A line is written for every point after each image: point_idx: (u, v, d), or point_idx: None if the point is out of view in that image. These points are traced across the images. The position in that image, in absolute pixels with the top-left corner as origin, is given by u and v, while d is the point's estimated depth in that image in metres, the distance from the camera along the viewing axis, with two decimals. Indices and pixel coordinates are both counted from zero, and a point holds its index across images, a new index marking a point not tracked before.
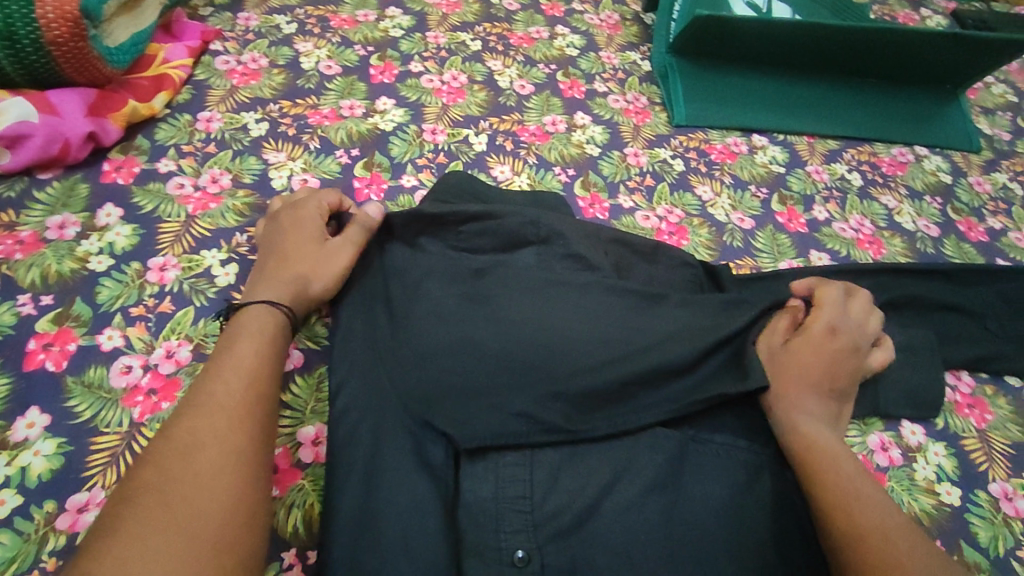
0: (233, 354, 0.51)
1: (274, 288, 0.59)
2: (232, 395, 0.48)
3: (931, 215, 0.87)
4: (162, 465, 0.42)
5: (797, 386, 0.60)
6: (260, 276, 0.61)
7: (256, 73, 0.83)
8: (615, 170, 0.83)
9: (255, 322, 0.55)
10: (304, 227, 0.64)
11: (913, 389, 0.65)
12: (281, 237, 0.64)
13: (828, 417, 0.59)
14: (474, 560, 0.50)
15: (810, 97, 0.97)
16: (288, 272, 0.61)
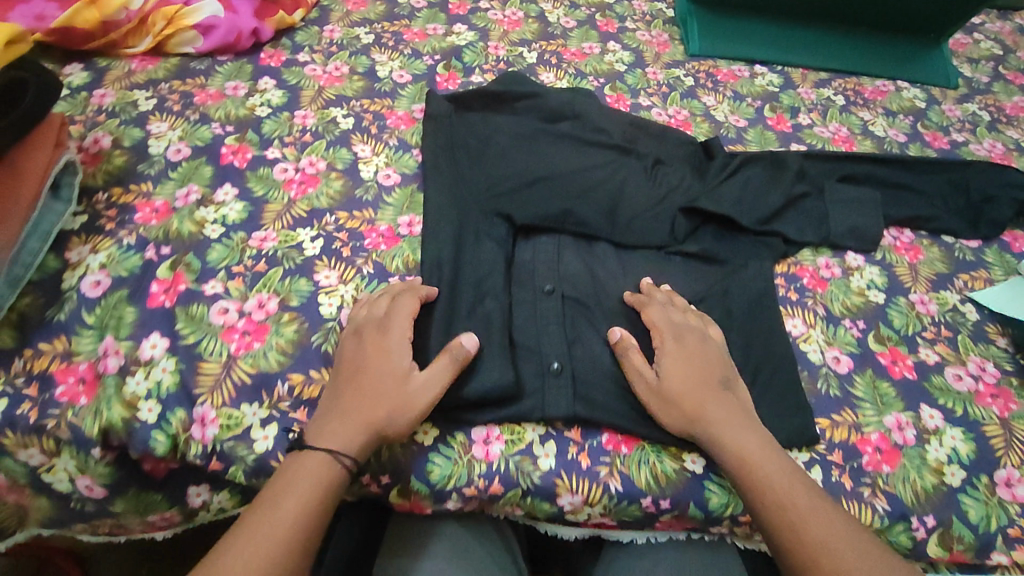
0: (311, 448, 0.56)
1: (340, 434, 0.57)
2: (312, 477, 0.55)
3: (901, 127, 1.05)
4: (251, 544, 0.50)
5: (698, 401, 0.61)
6: (330, 407, 0.59)
7: (364, 2, 1.09)
8: (638, 81, 1.05)
9: (310, 468, 0.55)
10: (390, 354, 0.61)
11: (860, 228, 0.83)
12: (363, 365, 0.60)
13: (741, 415, 0.62)
14: (518, 289, 0.72)
15: (805, 40, 1.17)
16: (364, 411, 0.58)
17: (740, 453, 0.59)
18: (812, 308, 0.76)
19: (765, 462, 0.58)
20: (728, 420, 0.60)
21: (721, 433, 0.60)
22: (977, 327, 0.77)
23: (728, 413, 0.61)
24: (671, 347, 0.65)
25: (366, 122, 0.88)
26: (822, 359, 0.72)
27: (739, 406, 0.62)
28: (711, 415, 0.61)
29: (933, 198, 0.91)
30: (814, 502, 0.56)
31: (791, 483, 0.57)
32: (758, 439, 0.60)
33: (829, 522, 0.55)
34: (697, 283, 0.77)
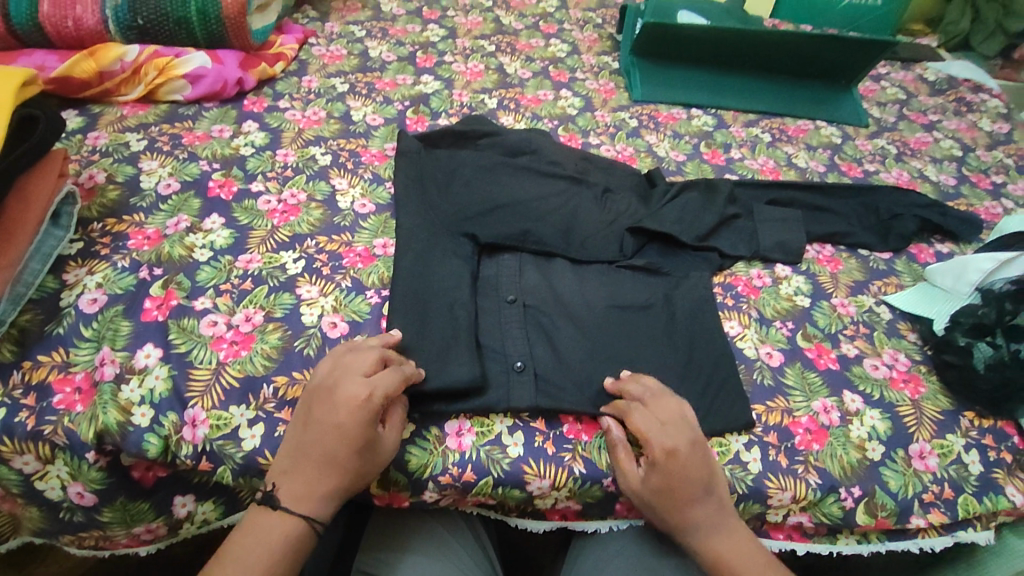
0: (274, 516, 0.60)
1: (307, 500, 0.61)
2: (275, 539, 0.60)
3: (820, 160, 1.19)
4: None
5: (684, 518, 0.64)
6: (296, 469, 0.61)
7: (340, 57, 1.20)
8: (587, 123, 1.17)
9: (279, 520, 0.60)
10: (344, 430, 0.60)
11: (785, 242, 0.94)
12: (317, 426, 0.61)
13: (721, 524, 0.65)
14: (483, 300, 0.79)
15: (734, 86, 1.32)
16: (320, 480, 0.61)
17: (713, 557, 0.64)
18: (747, 311, 0.85)
19: (734, 557, 0.64)
20: (710, 527, 0.64)
21: (700, 541, 0.64)
22: (890, 324, 0.87)
23: (710, 523, 0.64)
24: (661, 461, 0.63)
25: (342, 159, 0.98)
26: (757, 354, 0.80)
27: (720, 511, 0.65)
28: (694, 524, 0.64)
29: (849, 217, 1.03)
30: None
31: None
32: (732, 542, 0.64)
33: None
34: (645, 288, 0.84)
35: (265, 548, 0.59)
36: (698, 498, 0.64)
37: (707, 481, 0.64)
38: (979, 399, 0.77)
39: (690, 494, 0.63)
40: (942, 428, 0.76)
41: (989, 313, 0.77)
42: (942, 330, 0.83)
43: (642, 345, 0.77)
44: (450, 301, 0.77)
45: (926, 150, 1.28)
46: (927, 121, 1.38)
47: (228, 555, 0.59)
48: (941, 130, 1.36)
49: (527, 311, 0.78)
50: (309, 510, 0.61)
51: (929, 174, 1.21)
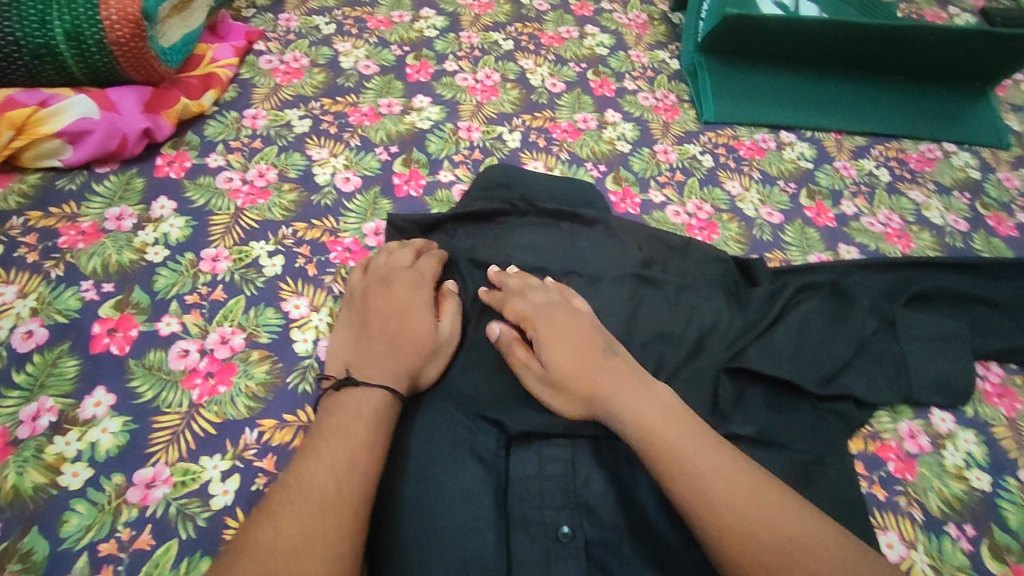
0: (352, 406, 0.51)
1: (383, 372, 0.54)
2: (357, 447, 0.47)
3: (959, 210, 0.88)
4: (290, 529, 0.41)
5: (590, 376, 0.53)
6: (360, 354, 0.56)
7: (299, 72, 0.87)
8: (646, 166, 0.84)
9: (369, 402, 0.51)
10: (406, 308, 0.59)
11: (946, 378, 0.66)
12: (375, 314, 0.58)
13: (639, 386, 0.52)
14: (520, 535, 0.52)
15: (835, 95, 0.98)
16: (403, 355, 0.55)
17: (642, 420, 0.50)
18: (907, 512, 0.59)
19: (683, 439, 0.48)
20: (618, 386, 0.52)
21: (629, 398, 0.51)
22: None
23: (621, 380, 0.53)
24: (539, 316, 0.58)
25: (300, 261, 0.66)
26: None
27: (628, 368, 0.54)
28: (605, 384, 0.53)
29: (1018, 315, 0.75)
30: (758, 505, 0.45)
31: (733, 482, 0.46)
32: (653, 399, 0.51)
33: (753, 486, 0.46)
34: None
35: (341, 457, 0.47)
36: (609, 355, 0.55)
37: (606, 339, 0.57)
38: None
39: (586, 342, 0.56)
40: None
41: None
42: None
43: None
44: (465, 554, 0.49)
45: None
46: None
47: (299, 473, 0.45)
48: None
49: (591, 557, 0.51)
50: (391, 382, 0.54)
51: None
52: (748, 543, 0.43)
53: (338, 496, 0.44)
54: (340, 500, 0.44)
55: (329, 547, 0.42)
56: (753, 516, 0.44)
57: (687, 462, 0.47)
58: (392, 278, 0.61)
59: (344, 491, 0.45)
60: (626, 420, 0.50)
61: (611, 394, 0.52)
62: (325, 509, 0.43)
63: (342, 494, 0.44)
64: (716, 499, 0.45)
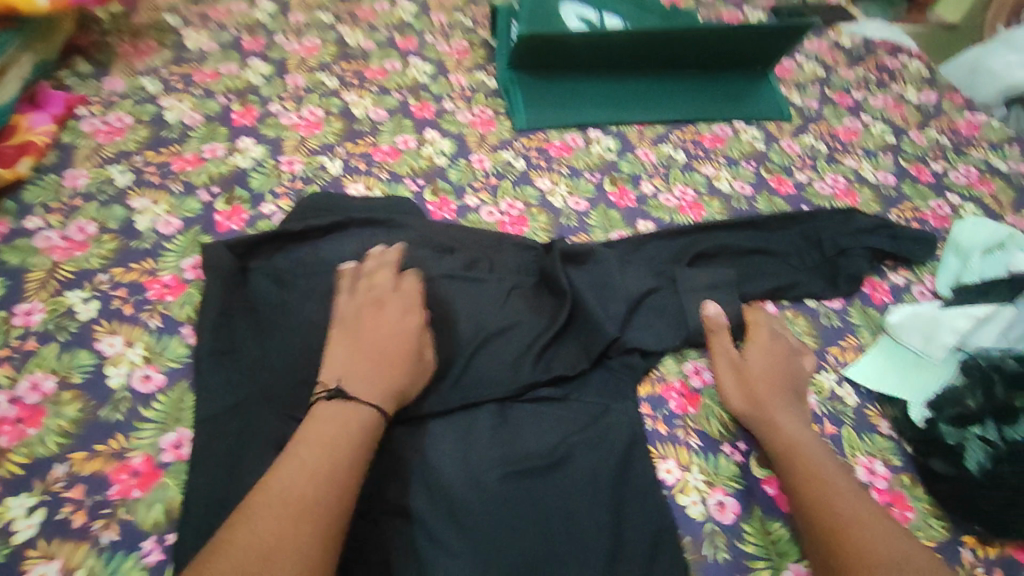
0: (340, 417, 0.54)
1: (371, 393, 0.57)
2: (331, 455, 0.51)
3: (745, 177, 1.00)
4: (267, 522, 0.46)
5: (767, 396, 0.68)
6: (348, 372, 0.58)
7: (121, 130, 0.91)
8: (461, 175, 0.93)
9: (329, 420, 0.54)
10: (412, 332, 0.64)
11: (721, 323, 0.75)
12: (367, 340, 0.62)
13: (800, 420, 0.67)
14: None
15: (637, 92, 1.10)
16: (391, 378, 0.59)
17: (791, 443, 0.64)
18: (685, 440, 0.67)
19: (825, 464, 0.61)
20: (786, 414, 0.67)
21: (782, 423, 0.66)
22: (857, 414, 0.72)
23: (791, 413, 0.67)
24: (756, 345, 0.73)
25: (116, 302, 0.70)
26: (703, 511, 0.62)
27: (799, 410, 0.68)
28: (776, 410, 0.67)
29: (791, 259, 0.86)
30: (873, 522, 0.56)
31: (852, 499, 0.58)
32: (805, 430, 0.66)
33: (862, 505, 0.57)
34: (549, 432, 0.63)
35: (311, 464, 0.50)
36: (784, 387, 0.69)
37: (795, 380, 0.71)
38: (979, 519, 0.64)
39: (781, 377, 0.70)
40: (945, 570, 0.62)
41: (975, 399, 0.68)
42: (920, 420, 0.70)
43: (553, 545, 0.56)
44: None
45: (857, 141, 1.11)
46: (852, 101, 1.21)
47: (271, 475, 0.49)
48: (869, 111, 1.19)
49: (389, 523, 0.57)
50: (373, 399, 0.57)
51: (866, 175, 1.05)
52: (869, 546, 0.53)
53: (307, 499, 0.48)
54: (311, 507, 0.48)
55: (303, 543, 0.46)
56: (868, 531, 0.55)
57: (824, 477, 0.60)
58: (388, 306, 0.65)
59: (315, 494, 0.48)
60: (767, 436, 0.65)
61: (766, 419, 0.66)
62: (298, 517, 0.47)
63: (311, 499, 0.48)
64: (840, 515, 0.56)
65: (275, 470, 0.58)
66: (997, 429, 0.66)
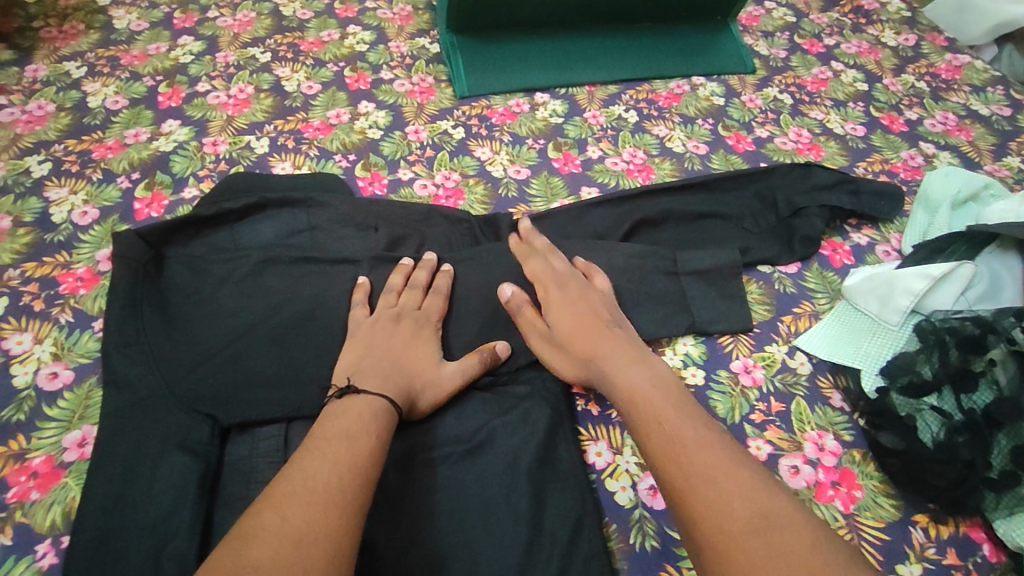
0: (357, 415, 0.53)
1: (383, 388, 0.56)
2: (358, 451, 0.49)
3: (701, 136, 0.94)
4: (309, 507, 0.44)
5: (591, 345, 0.60)
6: (378, 372, 0.58)
7: (42, 118, 0.88)
8: (396, 148, 0.88)
9: (368, 415, 0.53)
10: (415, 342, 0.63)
11: (659, 298, 0.70)
12: (389, 344, 0.61)
13: (632, 361, 0.58)
14: (226, 511, 0.56)
15: (588, 51, 1.04)
16: (401, 376, 0.58)
17: (629, 394, 0.55)
18: (619, 422, 0.62)
19: (662, 412, 0.52)
20: (615, 357, 0.58)
21: (608, 373, 0.58)
22: (810, 384, 0.67)
23: (620, 352, 0.59)
24: (557, 298, 0.64)
25: (26, 298, 0.68)
26: (633, 496, 0.58)
27: (635, 349, 0.60)
28: (598, 356, 0.59)
29: (745, 223, 0.81)
30: (710, 473, 0.47)
31: (691, 448, 0.49)
32: (644, 372, 0.57)
33: (702, 450, 0.49)
34: (469, 416, 0.60)
35: (346, 457, 0.48)
36: (604, 330, 0.61)
37: (621, 324, 0.63)
38: (934, 496, 0.58)
39: (597, 325, 0.61)
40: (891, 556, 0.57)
41: (928, 365, 0.61)
42: (872, 391, 0.64)
43: (470, 537, 0.54)
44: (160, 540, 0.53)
45: (826, 92, 1.04)
46: (824, 48, 1.13)
47: (303, 468, 0.47)
48: (842, 58, 1.11)
49: None
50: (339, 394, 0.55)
51: (833, 126, 0.98)
52: (699, 503, 0.46)
53: (334, 489, 0.45)
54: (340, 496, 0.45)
55: (326, 531, 0.43)
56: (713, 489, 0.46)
57: (658, 435, 0.51)
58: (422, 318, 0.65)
59: (340, 484, 0.46)
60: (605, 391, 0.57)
61: (594, 370, 0.59)
62: (324, 504, 0.44)
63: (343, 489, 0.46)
64: (676, 473, 0.48)
65: (177, 466, 0.56)
66: (950, 398, 0.60)
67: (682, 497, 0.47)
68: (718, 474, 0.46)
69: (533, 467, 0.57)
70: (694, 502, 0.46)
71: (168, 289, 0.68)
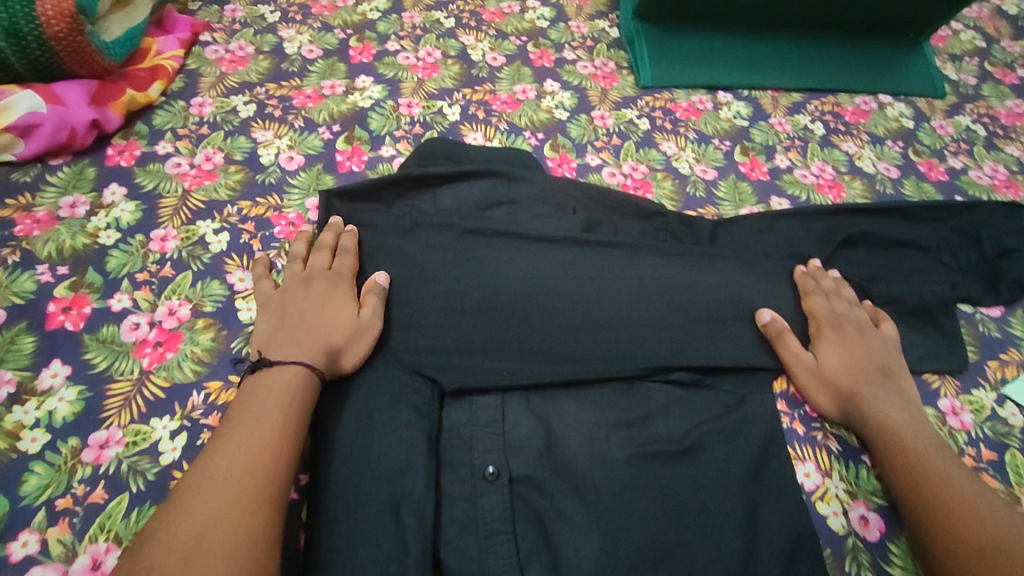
0: (286, 357, 0.56)
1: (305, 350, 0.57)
2: (279, 400, 0.53)
3: (891, 158, 0.91)
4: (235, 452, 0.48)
5: (853, 379, 0.63)
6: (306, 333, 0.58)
7: (243, 59, 0.89)
8: (583, 132, 0.87)
9: (285, 357, 0.56)
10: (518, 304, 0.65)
11: (840, 315, 0.68)
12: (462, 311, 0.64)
13: (896, 399, 0.62)
14: (451, 474, 0.57)
15: (773, 54, 1.01)
16: (310, 338, 0.58)
17: (884, 424, 0.60)
18: (825, 444, 0.62)
19: (918, 445, 0.58)
20: (877, 393, 0.62)
21: (869, 404, 0.61)
22: (1021, 437, 0.65)
23: (885, 392, 0.62)
24: (829, 330, 0.67)
25: (245, 237, 0.71)
26: (845, 523, 0.58)
27: (900, 389, 0.63)
28: (862, 390, 0.62)
29: (944, 257, 0.77)
30: (971, 508, 0.52)
31: (947, 479, 0.55)
32: (904, 411, 0.61)
33: (960, 484, 0.54)
34: (680, 417, 0.61)
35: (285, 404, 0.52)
36: (870, 368, 0.64)
37: (890, 360, 0.65)
38: None
39: (864, 360, 0.64)
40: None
41: None
42: None
43: (691, 539, 0.54)
44: (395, 493, 0.53)
45: (1021, 127, 0.99)
46: (1017, 80, 1.07)
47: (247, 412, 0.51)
48: None
49: (515, 491, 0.56)
50: (302, 356, 0.56)
51: None
52: (958, 529, 0.51)
53: (250, 437, 0.49)
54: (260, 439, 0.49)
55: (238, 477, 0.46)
56: (970, 521, 0.51)
57: (909, 463, 0.57)
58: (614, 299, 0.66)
59: (262, 430, 0.50)
60: (859, 419, 0.61)
61: (856, 400, 0.62)
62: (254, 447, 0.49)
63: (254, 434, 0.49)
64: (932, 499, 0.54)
65: (406, 419, 0.57)
66: None
67: (937, 517, 0.53)
68: (969, 507, 0.52)
69: (747, 481, 0.57)
70: (953, 527, 0.51)
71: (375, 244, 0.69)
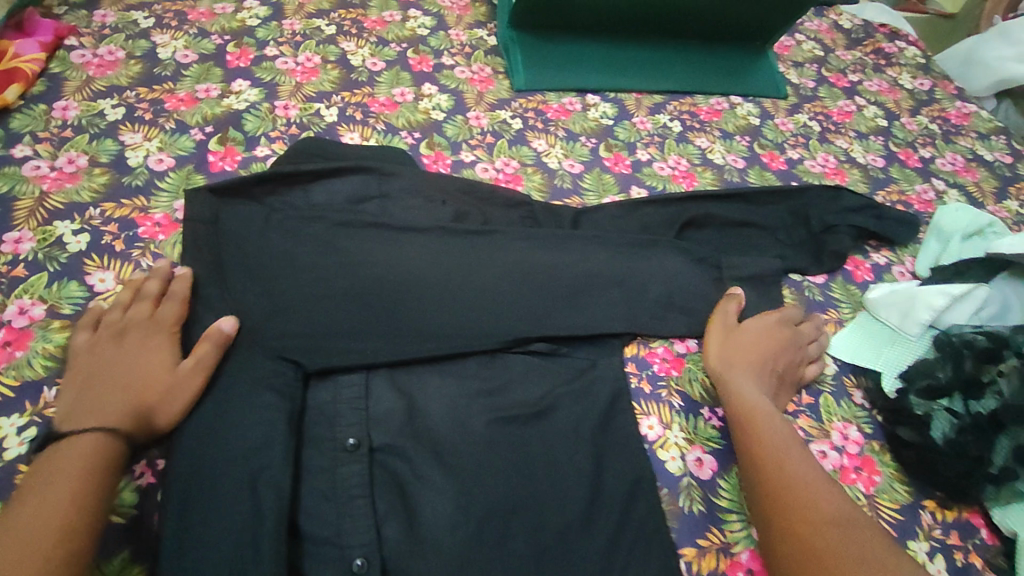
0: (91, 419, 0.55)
1: (103, 418, 0.55)
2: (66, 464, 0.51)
3: (739, 151, 1.01)
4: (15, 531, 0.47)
5: (741, 368, 0.69)
6: (107, 400, 0.56)
7: (112, 64, 0.88)
8: (458, 131, 0.92)
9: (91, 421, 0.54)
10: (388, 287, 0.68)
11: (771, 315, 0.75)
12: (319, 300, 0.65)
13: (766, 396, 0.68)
14: (313, 450, 0.59)
15: (637, 60, 1.10)
16: (114, 403, 0.56)
17: (748, 407, 0.65)
18: (667, 400, 0.69)
19: (773, 430, 0.63)
20: (754, 384, 0.68)
21: (742, 388, 0.67)
22: (836, 382, 0.76)
23: (762, 388, 0.69)
24: (749, 327, 0.74)
25: (107, 237, 0.70)
26: (681, 466, 0.65)
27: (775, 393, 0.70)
28: (742, 378, 0.68)
29: (779, 234, 0.87)
30: (807, 487, 0.58)
31: (791, 462, 0.60)
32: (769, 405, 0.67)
33: (802, 467, 0.60)
34: (537, 384, 0.66)
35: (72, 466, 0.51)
36: (762, 367, 0.70)
37: (785, 369, 0.72)
38: (941, 485, 0.66)
39: (762, 358, 0.71)
40: (903, 533, 0.65)
41: (944, 370, 0.70)
42: (893, 391, 0.73)
43: (540, 491, 0.59)
44: (253, 469, 0.55)
45: (850, 123, 1.13)
46: (848, 83, 1.22)
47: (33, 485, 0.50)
48: (864, 94, 1.20)
49: (376, 460, 0.59)
50: (102, 422, 0.55)
51: (856, 156, 1.06)
52: (792, 506, 0.57)
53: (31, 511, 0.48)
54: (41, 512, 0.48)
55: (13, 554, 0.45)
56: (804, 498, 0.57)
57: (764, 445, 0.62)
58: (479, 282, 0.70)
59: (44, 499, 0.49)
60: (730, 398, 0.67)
61: (733, 382, 0.68)
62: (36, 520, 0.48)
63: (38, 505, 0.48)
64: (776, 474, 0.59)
65: (267, 400, 0.59)
66: (960, 402, 0.69)
67: (776, 494, 0.58)
68: (805, 490, 0.58)
69: (593, 437, 0.63)
70: (785, 505, 0.57)
71: (234, 238, 0.67)
